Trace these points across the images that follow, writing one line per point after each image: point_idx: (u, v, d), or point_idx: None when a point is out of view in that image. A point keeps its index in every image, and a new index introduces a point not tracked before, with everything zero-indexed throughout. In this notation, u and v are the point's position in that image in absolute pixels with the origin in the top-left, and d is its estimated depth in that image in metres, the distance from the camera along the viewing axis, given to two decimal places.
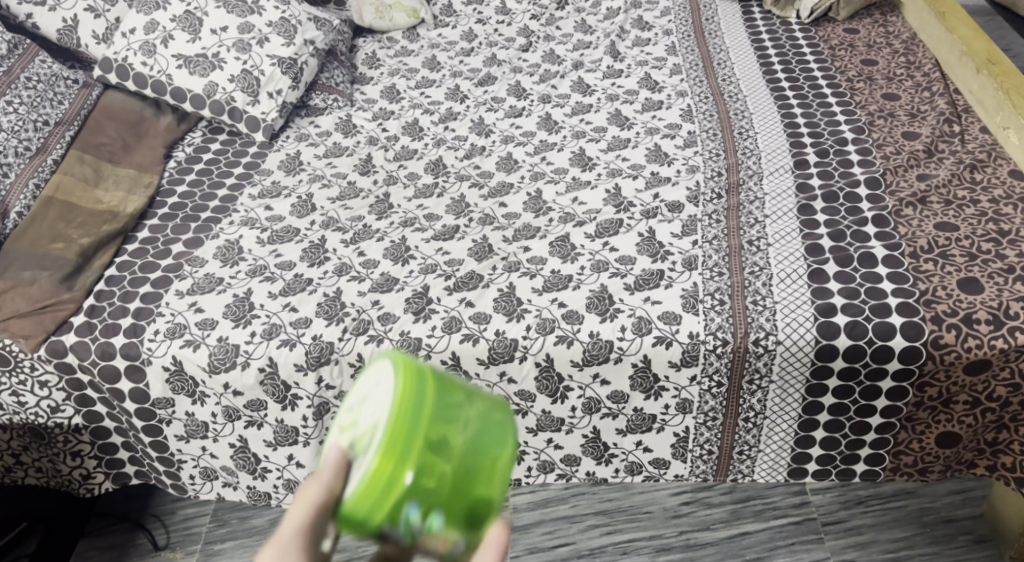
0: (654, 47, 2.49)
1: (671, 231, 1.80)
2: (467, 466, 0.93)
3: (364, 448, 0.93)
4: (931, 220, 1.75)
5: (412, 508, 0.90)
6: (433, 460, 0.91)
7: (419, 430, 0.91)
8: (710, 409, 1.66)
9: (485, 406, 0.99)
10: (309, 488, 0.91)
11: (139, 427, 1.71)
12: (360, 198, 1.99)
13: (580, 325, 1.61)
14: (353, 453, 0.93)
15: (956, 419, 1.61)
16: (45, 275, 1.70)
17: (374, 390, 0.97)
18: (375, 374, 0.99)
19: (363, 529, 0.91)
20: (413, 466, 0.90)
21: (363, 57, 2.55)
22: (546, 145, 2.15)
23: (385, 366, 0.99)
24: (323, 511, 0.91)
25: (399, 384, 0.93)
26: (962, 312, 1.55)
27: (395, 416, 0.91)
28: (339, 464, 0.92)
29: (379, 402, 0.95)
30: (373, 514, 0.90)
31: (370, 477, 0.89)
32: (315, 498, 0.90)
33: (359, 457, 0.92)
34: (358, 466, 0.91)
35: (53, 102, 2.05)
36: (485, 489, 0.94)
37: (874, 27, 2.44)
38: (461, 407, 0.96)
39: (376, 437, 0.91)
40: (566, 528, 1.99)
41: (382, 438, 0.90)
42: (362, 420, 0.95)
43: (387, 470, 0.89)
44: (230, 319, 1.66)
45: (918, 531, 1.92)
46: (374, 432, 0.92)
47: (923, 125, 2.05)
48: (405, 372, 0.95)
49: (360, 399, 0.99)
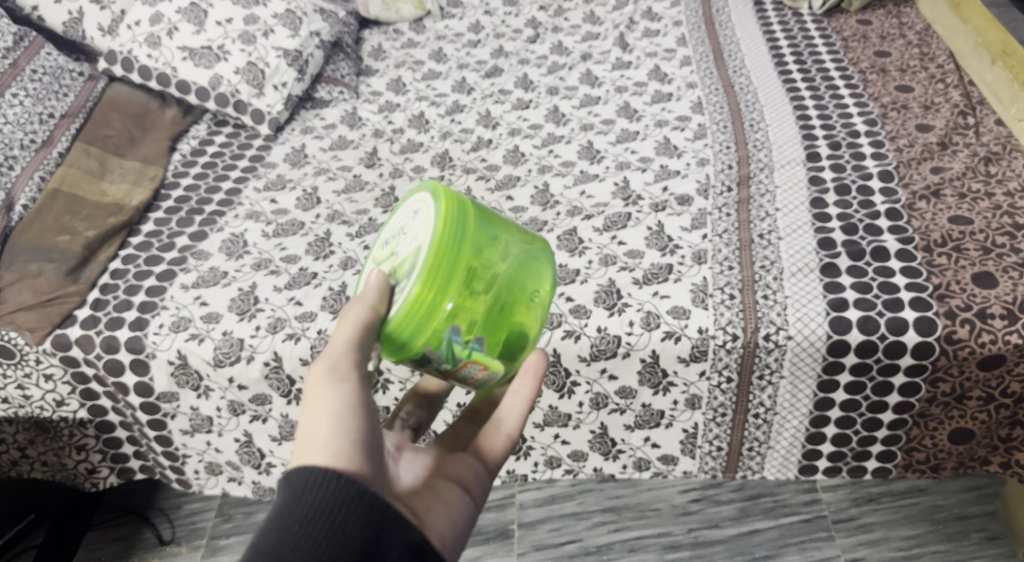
0: (664, 38, 2.46)
1: (680, 225, 1.78)
2: (499, 299, 1.06)
3: (409, 273, 1.03)
4: (945, 213, 1.72)
5: (453, 331, 1.03)
6: (470, 289, 1.03)
7: (458, 260, 1.02)
8: (720, 405, 1.63)
9: (512, 246, 1.10)
10: (351, 312, 0.99)
11: (144, 421, 1.70)
12: (366, 192, 1.98)
13: (588, 320, 1.59)
14: (397, 276, 1.04)
15: (969, 415, 1.59)
16: (50, 267, 1.68)
17: (415, 223, 1.07)
18: (415, 205, 1.09)
19: (407, 343, 1.03)
20: (453, 292, 1.02)
21: (369, 49, 2.53)
22: (554, 137, 2.12)
23: (424, 197, 1.08)
24: (365, 335, 0.99)
25: (441, 215, 1.03)
26: (977, 307, 1.52)
27: (439, 243, 1.02)
28: (384, 283, 1.03)
29: (420, 232, 1.05)
30: (418, 332, 1.02)
31: (415, 297, 1.00)
32: (360, 317, 0.99)
33: (403, 281, 1.03)
34: (403, 288, 1.03)
35: (58, 95, 2.05)
36: (513, 320, 1.08)
37: (887, 17, 2.40)
38: (494, 245, 1.07)
39: (420, 262, 1.02)
40: (573, 525, 1.98)
41: (428, 264, 1.01)
42: (403, 248, 1.06)
43: (431, 295, 1.01)
44: (235, 313, 1.63)
45: (931, 529, 1.90)
46: (417, 255, 1.03)
47: (936, 117, 2.02)
48: (445, 199, 1.04)
49: (398, 233, 1.10)
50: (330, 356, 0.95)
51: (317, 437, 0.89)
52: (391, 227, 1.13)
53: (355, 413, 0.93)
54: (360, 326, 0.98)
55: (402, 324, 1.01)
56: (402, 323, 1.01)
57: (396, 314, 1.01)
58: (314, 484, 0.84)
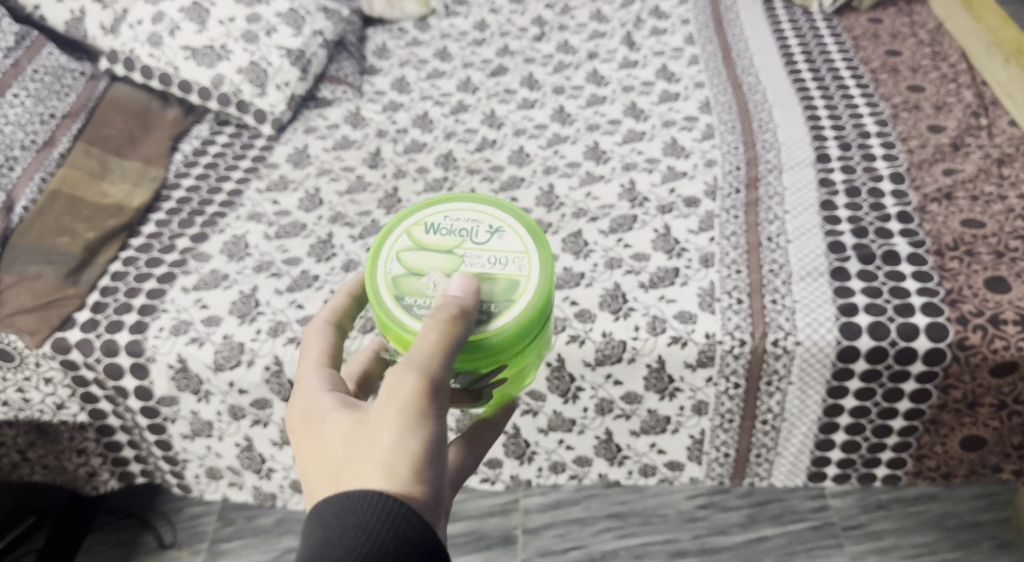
0: (671, 37, 2.43)
1: (688, 228, 1.75)
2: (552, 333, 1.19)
3: (500, 298, 1.09)
4: (957, 216, 1.69)
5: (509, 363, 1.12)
6: (539, 332, 1.14)
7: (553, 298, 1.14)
8: (727, 412, 1.60)
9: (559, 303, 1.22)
10: (446, 324, 1.01)
11: (144, 425, 1.68)
12: (369, 193, 1.96)
13: (592, 324, 1.56)
14: (485, 292, 1.09)
15: (981, 422, 1.56)
16: (50, 269, 1.66)
17: (506, 246, 1.13)
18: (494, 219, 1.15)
19: (478, 357, 1.07)
20: (535, 332, 1.11)
21: (373, 48, 2.51)
22: (559, 138, 2.10)
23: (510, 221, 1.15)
24: (450, 341, 1.00)
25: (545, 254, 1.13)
26: (990, 312, 1.49)
27: (540, 287, 1.11)
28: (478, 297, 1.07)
29: (514, 261, 1.12)
30: (496, 352, 1.08)
31: (506, 328, 1.08)
32: (456, 331, 1.01)
33: (498, 304, 1.09)
34: (497, 309, 1.08)
35: (59, 95, 2.03)
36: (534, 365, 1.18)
37: (899, 16, 2.37)
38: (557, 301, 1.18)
39: (517, 297, 1.10)
40: (578, 530, 1.96)
41: (530, 302, 1.09)
42: (489, 264, 1.11)
43: (526, 329, 1.09)
44: (236, 316, 1.61)
45: (941, 536, 1.88)
46: (517, 282, 1.11)
47: (948, 117, 1.98)
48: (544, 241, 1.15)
49: (466, 237, 1.14)
50: (424, 376, 0.97)
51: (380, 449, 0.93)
52: (453, 220, 1.15)
53: (435, 441, 0.95)
54: (454, 342, 1.01)
55: (491, 342, 1.07)
56: (488, 341, 1.07)
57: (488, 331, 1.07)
58: (392, 514, 0.89)
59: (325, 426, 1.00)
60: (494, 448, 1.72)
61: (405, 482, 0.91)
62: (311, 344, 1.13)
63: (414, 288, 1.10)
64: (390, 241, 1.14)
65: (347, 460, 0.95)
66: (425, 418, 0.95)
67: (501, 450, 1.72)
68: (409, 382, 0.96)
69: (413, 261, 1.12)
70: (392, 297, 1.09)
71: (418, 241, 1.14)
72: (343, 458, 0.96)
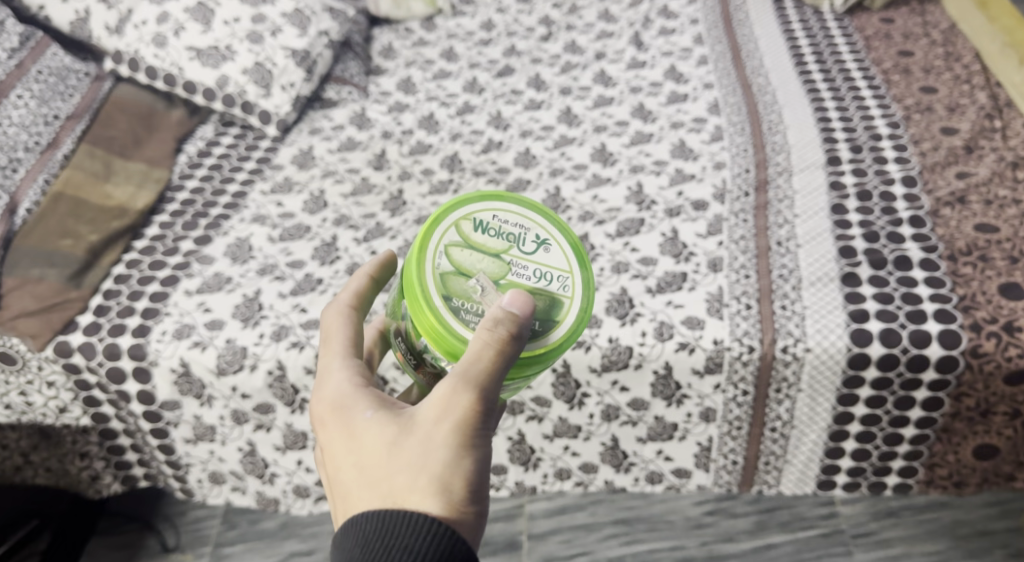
0: (680, 37, 2.40)
1: (696, 232, 1.73)
2: None
3: (547, 315, 1.05)
4: (970, 221, 1.66)
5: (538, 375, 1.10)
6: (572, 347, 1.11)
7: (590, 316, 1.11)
8: (735, 419, 1.58)
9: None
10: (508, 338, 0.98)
11: (146, 429, 1.67)
12: (373, 195, 1.94)
13: (599, 330, 1.54)
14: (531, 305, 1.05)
15: (995, 430, 1.53)
16: (53, 272, 1.65)
17: (556, 259, 1.08)
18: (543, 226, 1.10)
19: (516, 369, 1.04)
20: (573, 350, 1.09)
21: (379, 48, 2.49)
22: (566, 139, 2.08)
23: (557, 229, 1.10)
24: (503, 358, 0.96)
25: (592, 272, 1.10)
26: (1004, 319, 1.46)
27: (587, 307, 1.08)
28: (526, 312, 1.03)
29: (563, 275, 1.08)
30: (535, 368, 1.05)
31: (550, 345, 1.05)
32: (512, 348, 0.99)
33: (544, 319, 1.05)
34: (544, 325, 1.05)
35: (64, 95, 2.02)
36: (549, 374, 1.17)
37: (911, 16, 2.33)
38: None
39: (563, 315, 1.06)
40: (584, 537, 1.94)
41: (576, 320, 1.06)
42: (539, 276, 1.07)
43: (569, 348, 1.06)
44: (239, 320, 1.59)
45: (953, 545, 1.85)
46: (562, 299, 1.06)
47: (962, 119, 1.95)
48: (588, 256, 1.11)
49: (513, 242, 1.08)
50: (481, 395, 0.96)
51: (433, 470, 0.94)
52: (503, 223, 1.09)
53: (484, 465, 0.96)
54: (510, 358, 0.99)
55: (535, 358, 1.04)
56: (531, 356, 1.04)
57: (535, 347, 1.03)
58: (438, 541, 0.90)
59: (365, 426, 0.99)
60: (499, 454, 1.70)
61: (452, 503, 0.93)
62: (335, 332, 1.10)
63: (459, 291, 1.04)
64: (438, 233, 1.07)
65: (395, 468, 0.95)
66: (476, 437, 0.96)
67: (506, 456, 1.71)
68: (469, 401, 0.95)
69: (461, 263, 1.06)
70: (438, 298, 1.03)
71: (468, 239, 1.07)
72: (389, 463, 0.96)
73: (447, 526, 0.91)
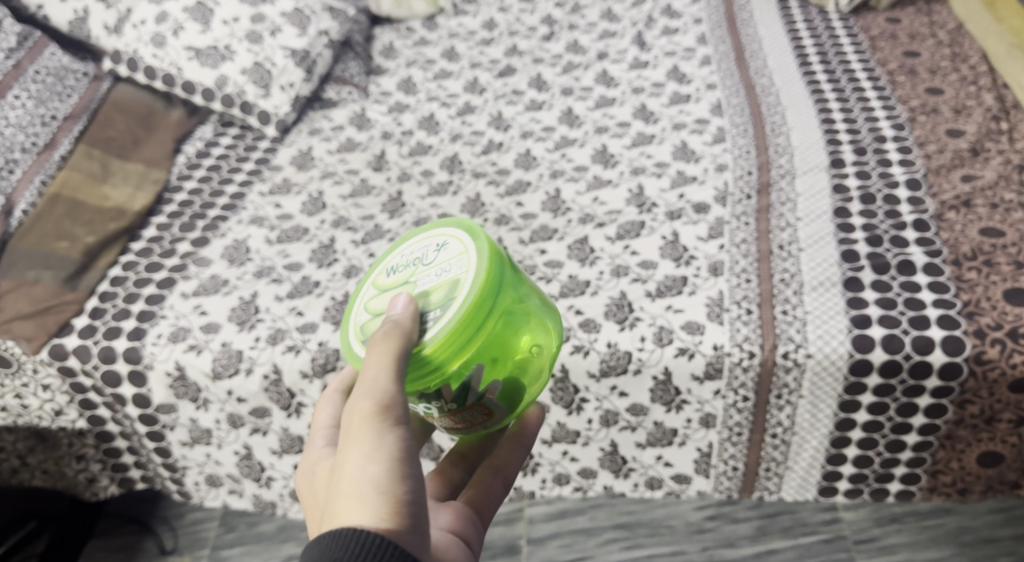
0: (683, 37, 2.39)
1: (697, 235, 1.71)
2: (528, 320, 1.07)
3: (444, 300, 1.03)
4: (975, 225, 1.64)
5: (470, 367, 1.03)
6: (499, 330, 1.04)
7: (504, 282, 1.05)
8: (736, 425, 1.56)
9: (539, 299, 1.11)
10: (386, 340, 0.96)
11: (142, 432, 1.65)
12: (372, 196, 1.93)
13: (597, 335, 1.52)
14: (424, 303, 1.04)
15: (1000, 438, 1.50)
16: (49, 275, 1.65)
17: (445, 256, 1.07)
18: (436, 234, 1.12)
19: (426, 371, 1.01)
20: (486, 330, 1.03)
21: (380, 47, 2.48)
22: (567, 140, 2.06)
23: (448, 228, 1.11)
24: (398, 362, 0.95)
25: (481, 241, 1.07)
26: (1009, 325, 1.44)
27: (479, 280, 1.03)
28: (414, 312, 1.02)
29: (454, 267, 1.06)
30: (441, 359, 1.01)
31: (451, 325, 1.00)
32: (395, 347, 0.96)
33: (436, 310, 1.02)
34: (435, 315, 1.02)
35: (61, 96, 2.01)
36: (523, 372, 1.08)
37: (917, 15, 2.31)
38: (524, 293, 1.08)
39: (458, 293, 1.03)
40: (584, 541, 1.93)
41: (468, 298, 1.02)
42: (433, 279, 1.06)
43: (467, 329, 1.01)
44: (235, 323, 1.58)
45: (957, 552, 1.83)
46: (455, 281, 1.04)
47: (968, 121, 1.93)
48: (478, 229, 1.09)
49: (417, 262, 1.10)
50: (376, 396, 0.90)
51: (352, 480, 0.86)
52: (406, 254, 1.13)
53: (409, 462, 0.88)
54: (400, 358, 0.95)
55: (431, 349, 1.00)
56: (430, 351, 1.00)
57: (426, 339, 1.00)
58: (364, 547, 0.81)
59: (308, 480, 0.96)
60: None
61: (378, 509, 0.84)
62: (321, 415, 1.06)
63: (364, 323, 1.07)
64: (357, 297, 1.12)
65: (325, 505, 0.90)
66: (382, 438, 0.88)
67: None
68: (360, 407, 0.90)
69: (367, 301, 1.09)
70: (351, 339, 1.07)
71: (379, 284, 1.11)
72: (323, 503, 0.90)
73: (364, 532, 0.82)
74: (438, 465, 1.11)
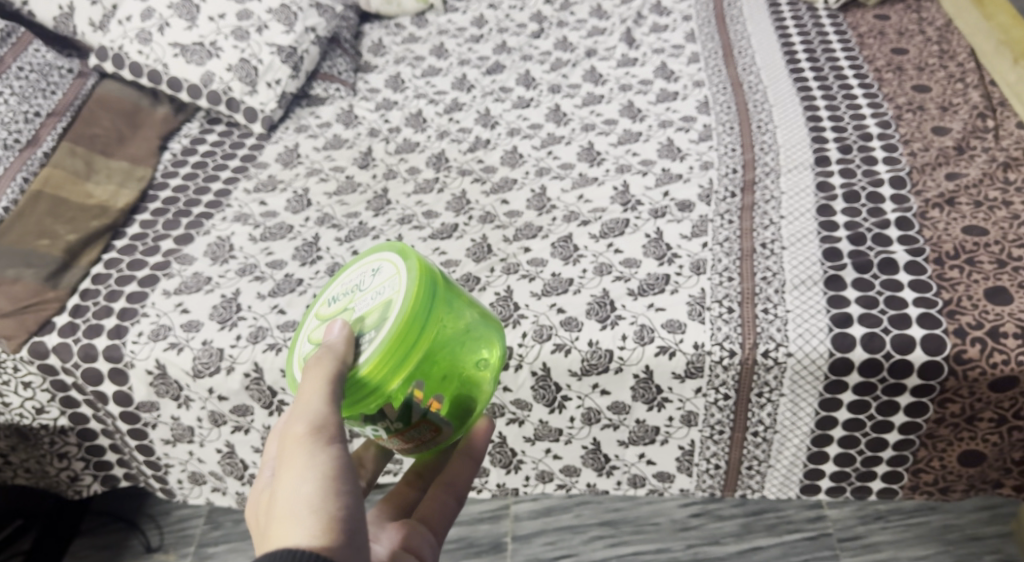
0: (672, 34, 2.38)
1: (680, 233, 1.71)
2: (464, 337, 1.07)
3: (377, 321, 1.02)
4: (958, 223, 1.64)
5: (412, 384, 1.02)
6: (436, 345, 1.04)
7: (435, 299, 1.04)
8: (717, 423, 1.55)
9: (475, 313, 1.11)
10: (319, 365, 0.96)
11: (124, 430, 1.65)
12: (358, 193, 1.93)
13: (579, 333, 1.52)
14: (359, 326, 1.03)
15: (981, 437, 1.49)
16: (29, 272, 1.64)
17: (377, 278, 1.07)
18: (369, 260, 1.11)
19: (366, 393, 1.00)
20: (422, 345, 1.02)
21: (369, 44, 2.48)
22: (554, 138, 2.06)
23: (380, 252, 1.11)
24: (333, 385, 0.95)
25: (410, 259, 1.06)
26: (989, 324, 1.43)
27: (410, 297, 1.02)
28: (350, 336, 1.01)
29: (386, 288, 1.05)
30: (380, 379, 1.00)
31: (384, 345, 1.00)
32: (329, 369, 0.96)
33: (371, 331, 1.02)
34: (371, 335, 1.01)
35: (45, 93, 2.01)
36: (465, 387, 1.07)
37: (906, 12, 2.31)
38: (459, 308, 1.08)
39: (391, 312, 1.02)
40: (569, 539, 1.93)
41: (402, 314, 1.01)
42: (368, 303, 1.05)
43: (403, 345, 1.00)
44: (216, 321, 1.58)
45: (942, 550, 1.83)
46: (387, 303, 1.03)
47: (954, 119, 1.93)
48: (408, 250, 1.08)
49: (355, 289, 1.09)
50: (310, 417, 0.90)
51: (288, 501, 0.84)
52: (343, 282, 1.12)
53: (344, 478, 0.87)
54: (335, 380, 0.95)
55: (368, 370, 0.99)
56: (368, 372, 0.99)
57: (363, 360, 0.99)
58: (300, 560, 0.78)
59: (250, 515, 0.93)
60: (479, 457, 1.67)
61: (315, 527, 0.82)
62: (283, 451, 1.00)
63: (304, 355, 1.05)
64: (301, 328, 1.11)
65: (264, 534, 0.87)
66: (316, 458, 0.87)
67: (487, 459, 1.68)
68: (293, 430, 0.89)
69: (307, 332, 1.08)
70: (294, 371, 1.06)
71: (320, 314, 1.09)
72: (262, 531, 0.88)
73: (299, 548, 0.79)
74: (395, 487, 1.11)
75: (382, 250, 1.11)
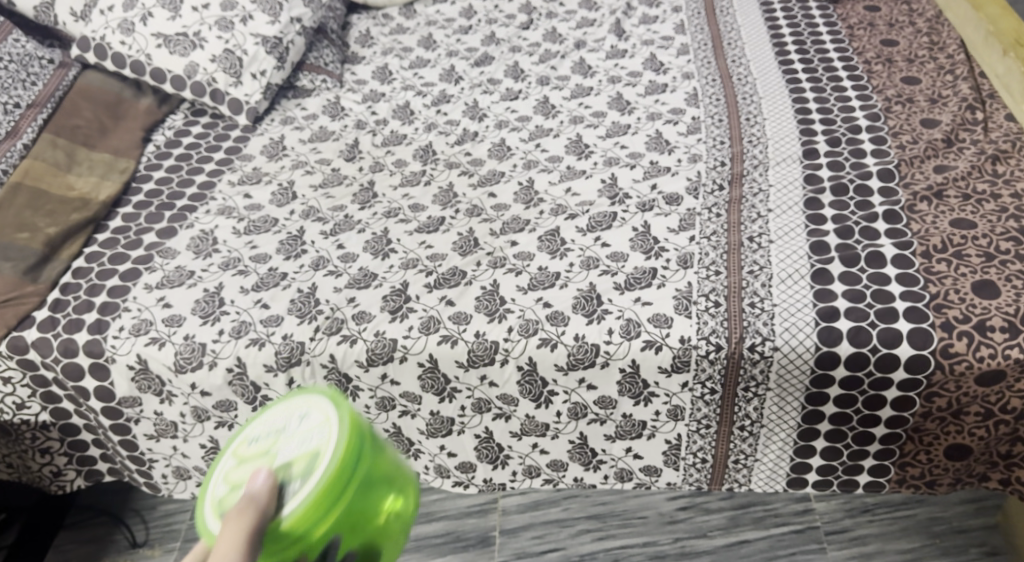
0: (661, 26, 2.38)
1: (667, 226, 1.70)
2: (386, 489, 1.09)
3: (301, 475, 1.04)
4: (946, 216, 1.63)
5: (332, 518, 1.02)
6: (357, 502, 1.04)
7: (362, 459, 1.06)
8: (704, 417, 1.55)
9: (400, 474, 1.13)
10: (237, 522, 0.98)
11: (107, 425, 1.63)
12: (344, 186, 1.91)
13: (565, 328, 1.51)
14: (285, 474, 1.05)
15: (968, 431, 1.49)
16: (8, 266, 1.62)
17: (307, 424, 1.09)
18: (295, 405, 1.13)
19: (287, 535, 1.01)
20: (343, 484, 1.03)
21: (357, 35, 2.46)
22: (542, 130, 2.04)
23: (308, 397, 1.13)
24: (249, 548, 0.97)
25: (339, 412, 1.08)
26: (976, 318, 1.43)
27: (339, 450, 1.04)
28: (273, 486, 1.03)
29: (315, 438, 1.07)
30: (304, 521, 1.01)
31: (302, 507, 1.01)
32: (248, 523, 0.98)
33: (297, 476, 1.04)
34: (298, 484, 1.03)
35: (25, 83, 1.98)
36: (382, 536, 1.09)
37: (897, 4, 2.30)
38: (383, 452, 1.10)
39: (313, 473, 1.03)
40: (556, 532, 1.92)
41: (331, 465, 1.03)
42: (297, 445, 1.07)
43: (327, 493, 1.02)
44: (198, 316, 1.57)
45: (928, 543, 1.82)
46: (312, 455, 1.05)
47: (943, 111, 1.92)
48: (338, 398, 1.10)
49: (279, 433, 1.11)
50: None
51: None
52: (265, 424, 1.13)
53: None
54: (253, 533, 0.98)
55: (292, 521, 1.01)
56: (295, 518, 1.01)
57: (285, 514, 1.01)
58: None
59: None
60: (466, 451, 1.66)
61: None
62: None
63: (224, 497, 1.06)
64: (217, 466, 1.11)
65: None
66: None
67: (474, 454, 1.66)
68: None
69: (223, 473, 1.09)
70: (207, 519, 1.06)
71: (239, 456, 1.10)
72: None
73: None
74: None
75: (311, 396, 1.13)
